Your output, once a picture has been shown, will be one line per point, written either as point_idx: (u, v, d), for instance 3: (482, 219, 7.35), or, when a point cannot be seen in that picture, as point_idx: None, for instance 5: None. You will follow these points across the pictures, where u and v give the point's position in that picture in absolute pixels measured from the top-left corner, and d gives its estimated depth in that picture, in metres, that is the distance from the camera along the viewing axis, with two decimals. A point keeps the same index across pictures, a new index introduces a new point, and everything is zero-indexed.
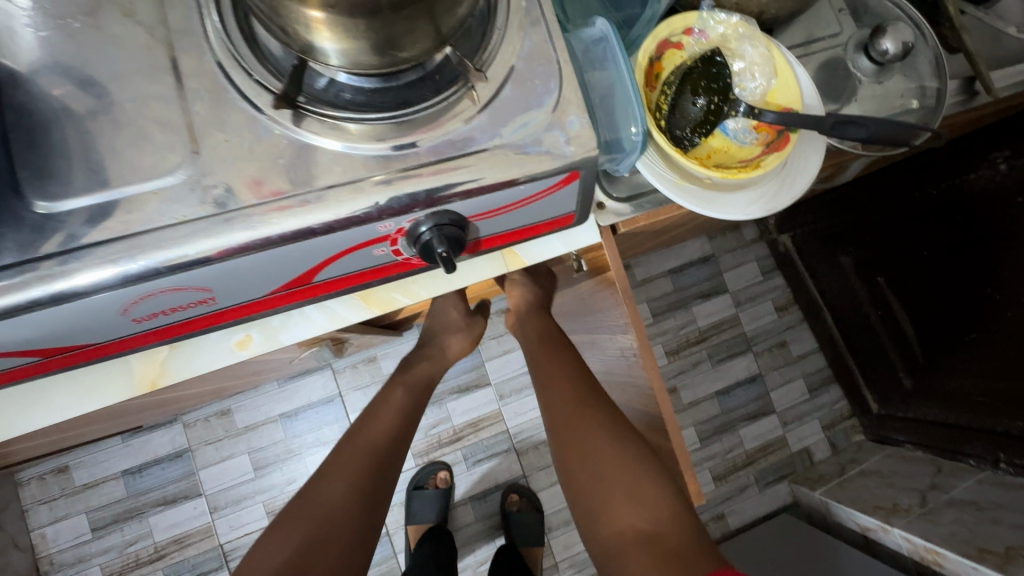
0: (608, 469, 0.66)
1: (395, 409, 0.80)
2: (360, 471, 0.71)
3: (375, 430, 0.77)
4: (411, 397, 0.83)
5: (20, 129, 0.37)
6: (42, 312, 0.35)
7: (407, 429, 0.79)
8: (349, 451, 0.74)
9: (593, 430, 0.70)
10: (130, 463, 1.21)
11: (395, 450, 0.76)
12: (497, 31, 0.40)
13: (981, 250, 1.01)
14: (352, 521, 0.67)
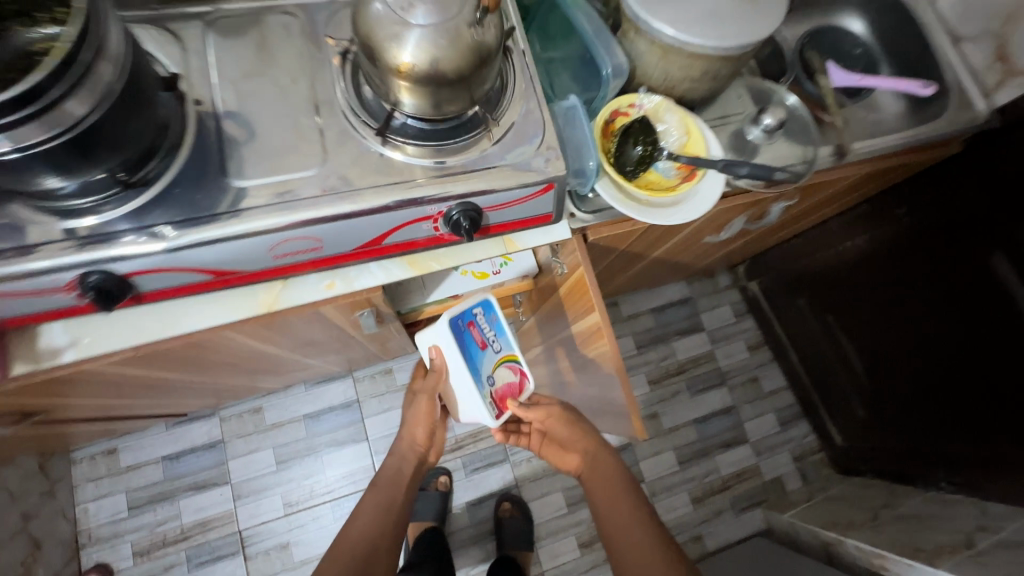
0: (613, 513, 0.80)
1: (378, 502, 0.85)
2: (350, 569, 0.76)
3: (355, 527, 0.82)
4: (389, 490, 0.87)
5: (214, 136, 0.60)
6: (229, 243, 0.55)
7: (388, 520, 0.83)
8: (338, 553, 0.78)
9: (597, 481, 0.84)
10: (170, 450, 1.38)
11: (378, 542, 0.80)
12: (508, 98, 0.64)
13: (908, 301, 1.17)
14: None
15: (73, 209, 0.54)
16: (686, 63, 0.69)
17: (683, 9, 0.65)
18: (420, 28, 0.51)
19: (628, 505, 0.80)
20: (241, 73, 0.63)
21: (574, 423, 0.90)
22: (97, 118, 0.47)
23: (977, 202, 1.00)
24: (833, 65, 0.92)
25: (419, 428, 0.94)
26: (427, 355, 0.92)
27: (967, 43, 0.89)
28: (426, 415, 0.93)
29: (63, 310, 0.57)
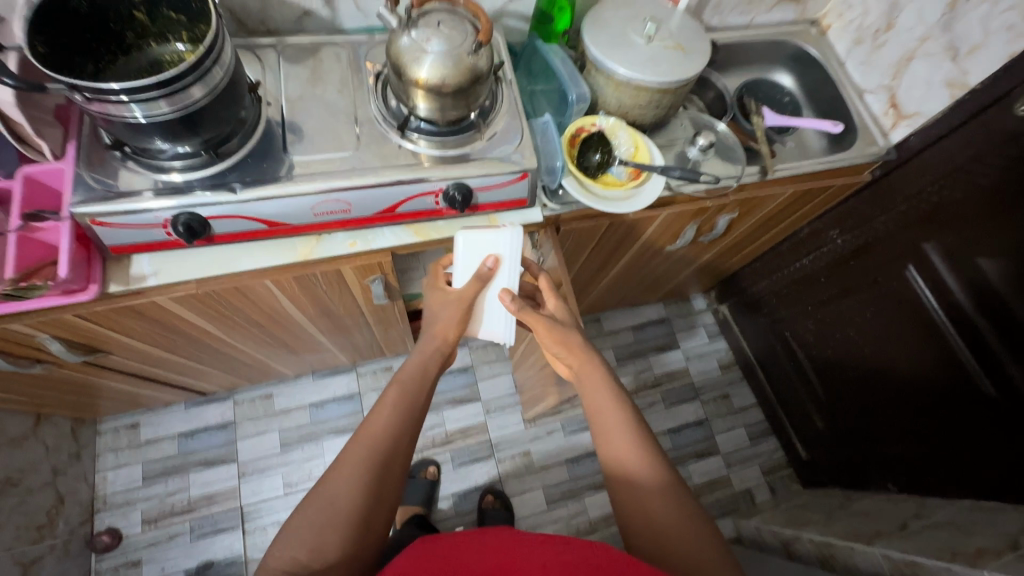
0: (603, 415, 0.75)
1: (387, 405, 0.71)
2: (364, 463, 0.66)
3: (376, 424, 0.69)
4: (411, 392, 0.74)
5: (278, 126, 0.81)
6: (282, 201, 0.75)
7: (405, 423, 0.71)
8: (352, 446, 0.68)
9: (593, 384, 0.78)
10: (186, 427, 1.52)
11: (398, 441, 0.69)
12: (497, 111, 0.86)
13: (852, 311, 1.31)
14: (381, 511, 0.65)
15: (165, 167, 0.73)
16: (634, 94, 0.91)
17: (630, 54, 0.88)
18: (435, 54, 0.73)
19: (619, 413, 0.74)
20: (299, 86, 0.85)
21: (569, 332, 0.79)
22: (204, 104, 0.67)
23: (883, 228, 1.16)
24: (768, 111, 1.16)
25: (447, 333, 0.81)
26: (469, 258, 0.80)
27: (869, 94, 1.11)
28: (456, 324, 0.81)
29: (157, 243, 0.76)
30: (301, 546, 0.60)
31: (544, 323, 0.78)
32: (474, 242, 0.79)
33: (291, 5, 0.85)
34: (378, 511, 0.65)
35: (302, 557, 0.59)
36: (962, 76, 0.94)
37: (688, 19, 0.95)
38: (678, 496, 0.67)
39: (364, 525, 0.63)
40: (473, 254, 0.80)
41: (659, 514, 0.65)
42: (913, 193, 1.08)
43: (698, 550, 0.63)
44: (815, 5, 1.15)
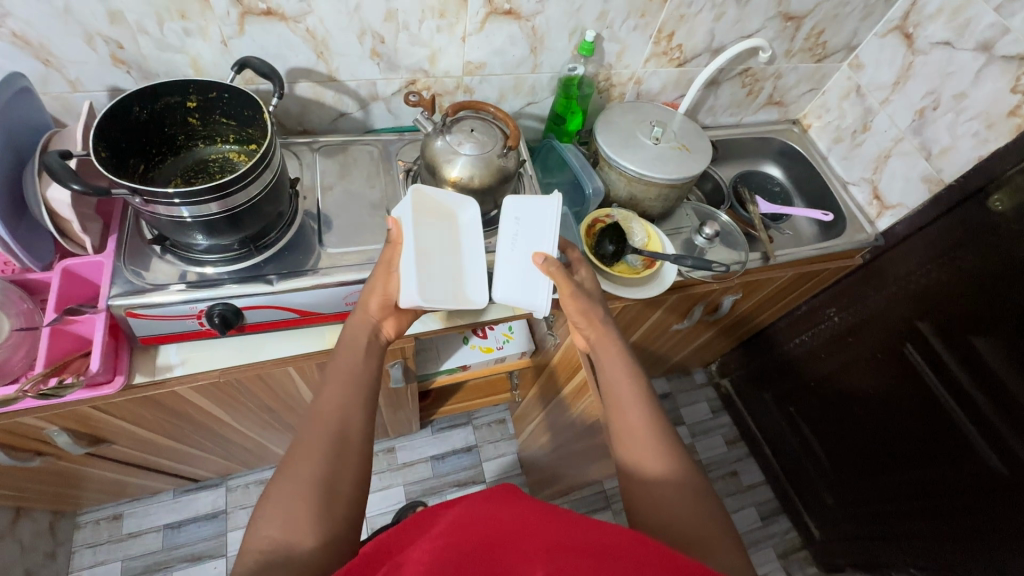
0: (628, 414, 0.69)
1: (345, 380, 0.67)
2: (329, 441, 0.61)
3: (332, 402, 0.64)
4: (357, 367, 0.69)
5: (313, 218, 0.84)
6: (318, 291, 0.77)
7: (362, 398, 0.66)
8: (313, 424, 0.63)
9: (609, 365, 0.74)
10: (173, 518, 1.42)
11: (353, 417, 0.64)
12: None
13: (855, 381, 1.34)
14: (349, 491, 0.59)
15: (201, 260, 0.75)
16: (644, 188, 0.98)
17: (638, 153, 0.96)
18: (466, 156, 0.79)
19: (633, 385, 0.71)
20: (332, 180, 0.89)
21: (590, 303, 0.78)
22: (251, 203, 0.71)
23: (876, 307, 1.23)
24: (761, 200, 1.24)
25: (371, 306, 0.73)
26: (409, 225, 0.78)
27: (853, 185, 1.21)
28: (381, 290, 0.73)
29: (187, 333, 0.76)
30: (274, 525, 0.55)
31: (570, 287, 0.76)
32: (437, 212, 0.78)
33: (328, 108, 0.91)
34: (344, 488, 0.59)
35: (278, 536, 0.54)
36: (937, 173, 1.04)
37: (687, 122, 1.05)
38: (682, 470, 0.64)
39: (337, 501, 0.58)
40: (519, 220, 0.82)
41: (661, 488, 0.63)
42: (902, 277, 1.15)
43: (699, 523, 0.60)
44: (796, 107, 1.28)
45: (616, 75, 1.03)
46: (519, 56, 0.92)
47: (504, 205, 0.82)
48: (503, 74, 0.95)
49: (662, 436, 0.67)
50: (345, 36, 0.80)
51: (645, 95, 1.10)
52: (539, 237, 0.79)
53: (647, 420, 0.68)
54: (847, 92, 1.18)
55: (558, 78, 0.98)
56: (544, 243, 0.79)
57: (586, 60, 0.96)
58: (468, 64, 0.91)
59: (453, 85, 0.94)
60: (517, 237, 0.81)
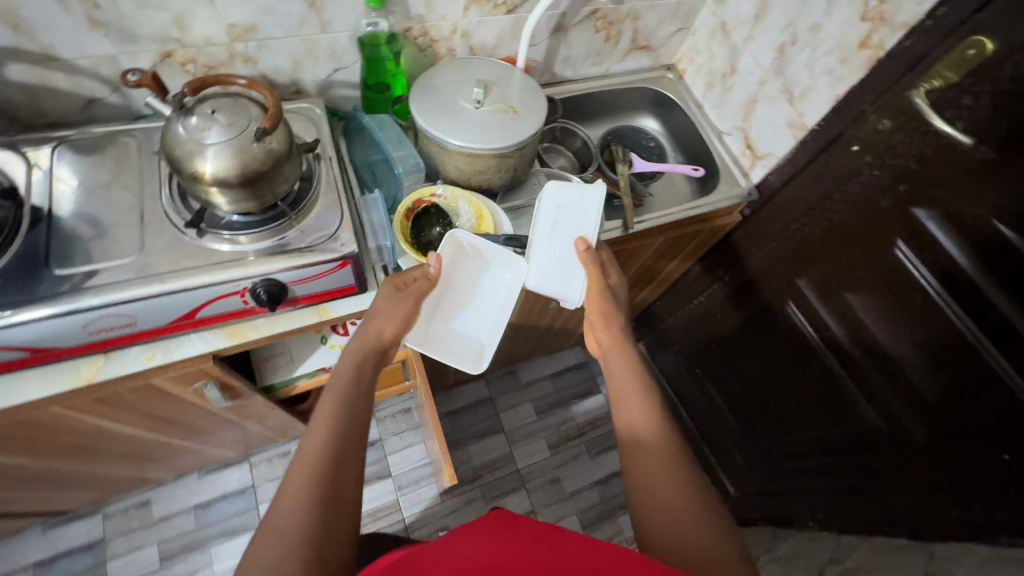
0: (633, 424, 0.65)
1: (333, 413, 0.63)
2: (318, 470, 0.57)
3: (314, 435, 0.60)
4: (348, 396, 0.65)
5: (46, 232, 0.70)
6: (44, 322, 0.64)
7: (352, 426, 0.62)
8: (298, 463, 0.58)
9: (614, 360, 0.73)
10: (44, 554, 1.32)
11: (348, 452, 0.60)
12: (314, 193, 0.79)
13: (749, 341, 1.28)
14: (343, 542, 0.55)
15: None
16: (470, 161, 0.85)
17: (457, 122, 0.83)
18: (214, 146, 0.65)
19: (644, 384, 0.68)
20: (81, 181, 0.75)
21: (610, 309, 0.77)
22: None
23: (761, 264, 1.15)
24: (635, 157, 1.13)
25: (385, 332, 0.73)
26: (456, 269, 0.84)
27: (727, 135, 1.11)
28: (396, 319, 0.74)
29: None
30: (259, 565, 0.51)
31: (598, 285, 0.77)
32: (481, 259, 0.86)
33: (68, 95, 0.76)
34: (340, 535, 0.55)
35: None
36: (801, 117, 0.94)
37: (526, 79, 0.91)
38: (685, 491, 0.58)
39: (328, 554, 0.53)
40: (558, 207, 0.83)
41: (661, 486, 0.58)
42: (780, 231, 1.07)
43: (683, 506, 0.57)
44: (667, 51, 1.16)
45: (434, 29, 0.89)
46: (296, 14, 0.77)
47: (545, 189, 0.83)
48: (285, 37, 0.80)
49: (650, 411, 0.65)
50: (41, 2, 0.64)
51: (480, 50, 0.96)
52: (579, 226, 0.82)
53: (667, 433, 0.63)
54: (714, 31, 1.07)
55: (358, 38, 0.84)
56: (586, 231, 0.82)
57: (386, 13, 0.82)
58: (233, 28, 0.76)
59: (225, 55, 0.79)
60: (556, 224, 0.83)
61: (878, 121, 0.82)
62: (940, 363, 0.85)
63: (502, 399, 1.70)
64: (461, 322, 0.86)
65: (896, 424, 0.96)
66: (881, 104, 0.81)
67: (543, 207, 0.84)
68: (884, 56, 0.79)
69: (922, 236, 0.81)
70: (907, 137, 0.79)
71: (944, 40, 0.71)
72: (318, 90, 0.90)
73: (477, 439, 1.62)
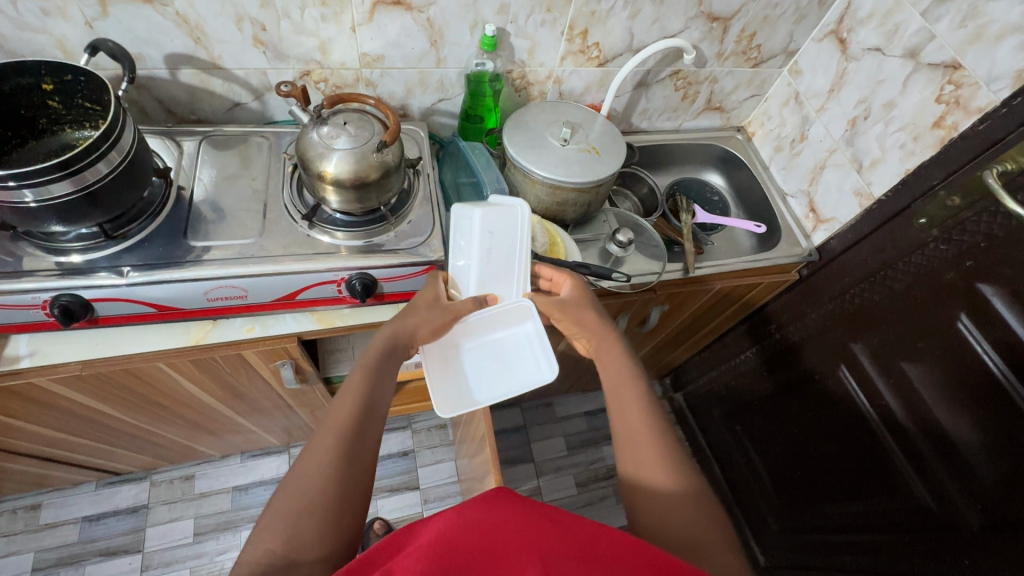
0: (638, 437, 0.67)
1: (355, 390, 0.69)
2: (334, 462, 0.61)
3: (332, 431, 0.64)
4: (373, 378, 0.71)
5: (186, 209, 0.81)
6: (175, 285, 0.74)
7: (367, 427, 0.66)
8: (324, 429, 0.65)
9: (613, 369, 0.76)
10: (93, 511, 1.40)
11: (366, 427, 0.66)
12: (411, 204, 0.88)
13: (795, 404, 1.27)
14: (355, 504, 0.60)
15: (65, 248, 0.74)
16: (550, 191, 0.93)
17: (544, 156, 0.91)
18: (340, 152, 0.75)
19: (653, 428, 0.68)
20: (219, 171, 0.87)
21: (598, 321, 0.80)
22: (103, 181, 0.69)
23: (815, 326, 1.16)
24: (698, 209, 1.19)
25: (418, 333, 0.78)
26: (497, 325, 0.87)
27: (791, 197, 1.16)
28: (428, 325, 0.78)
29: (35, 323, 0.74)
30: (275, 538, 0.54)
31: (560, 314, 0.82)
32: (532, 342, 0.87)
33: (220, 98, 0.89)
34: (351, 497, 0.60)
35: (279, 548, 0.53)
36: (868, 186, 0.99)
37: (609, 125, 1.00)
38: (697, 503, 0.61)
39: (339, 511, 0.58)
40: (491, 233, 0.82)
41: (671, 500, 0.61)
42: (838, 296, 1.09)
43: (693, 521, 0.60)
44: (739, 114, 1.23)
45: (532, 74, 0.99)
46: (419, 50, 0.88)
47: (476, 218, 0.81)
48: (405, 67, 0.91)
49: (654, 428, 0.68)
50: (221, 21, 0.77)
51: (568, 95, 1.06)
52: (509, 252, 0.83)
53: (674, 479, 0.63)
54: (787, 99, 1.13)
55: (466, 75, 0.94)
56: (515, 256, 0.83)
57: (494, 56, 0.93)
58: (364, 56, 0.87)
59: (353, 77, 0.90)
60: (490, 251, 0.82)
61: (947, 198, 0.85)
62: (996, 446, 0.83)
63: (535, 429, 1.72)
64: (474, 376, 0.87)
65: (950, 507, 0.93)
66: (951, 182, 0.84)
67: (474, 233, 0.82)
68: (957, 137, 0.83)
69: (990, 317, 0.81)
70: (977, 215, 0.81)
71: (1018, 128, 0.75)
72: (421, 115, 1.01)
73: (507, 465, 1.64)
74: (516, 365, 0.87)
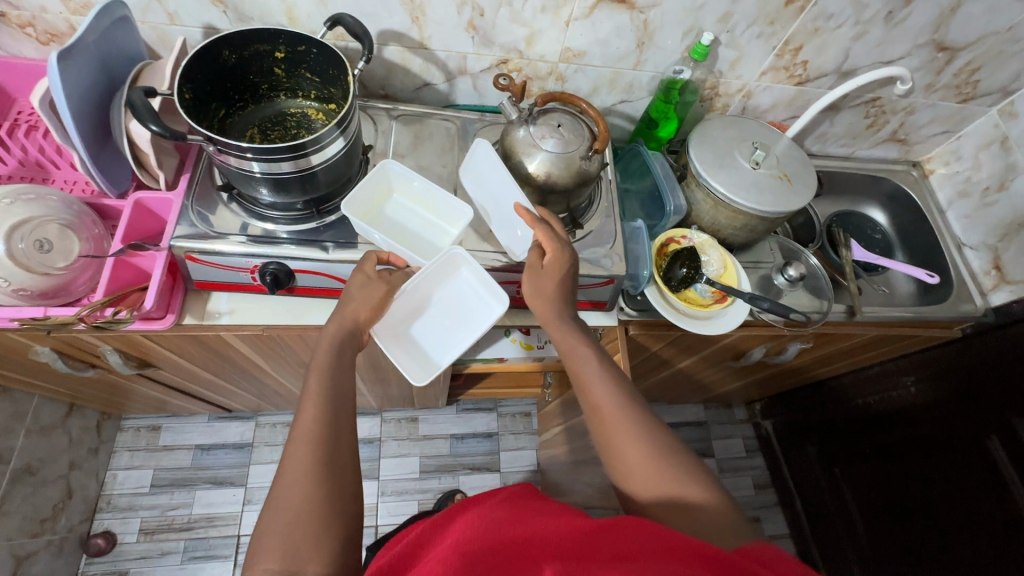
0: (607, 426, 0.63)
1: (315, 391, 0.63)
2: (316, 459, 0.58)
3: (302, 431, 0.60)
4: (329, 374, 0.65)
5: None
6: (373, 267, 0.75)
7: (341, 421, 0.62)
8: (294, 439, 0.59)
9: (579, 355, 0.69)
10: (204, 440, 1.50)
11: (340, 422, 0.62)
12: (591, 212, 0.85)
13: (919, 460, 1.19)
14: (347, 504, 0.57)
15: (268, 215, 0.75)
16: (731, 214, 0.88)
17: (735, 177, 0.87)
18: (548, 154, 0.73)
19: (624, 419, 0.63)
20: (405, 150, 0.86)
21: (562, 298, 0.72)
22: (322, 167, 0.70)
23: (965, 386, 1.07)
24: (857, 245, 1.12)
25: (360, 316, 0.69)
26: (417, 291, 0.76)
27: (970, 249, 1.08)
28: (370, 304, 0.70)
29: (238, 286, 0.77)
30: (272, 557, 0.51)
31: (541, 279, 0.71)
32: (474, 283, 0.78)
33: (414, 76, 0.88)
34: (344, 487, 0.58)
35: (278, 569, 0.51)
36: None
37: (796, 148, 0.93)
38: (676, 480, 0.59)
39: (332, 512, 0.55)
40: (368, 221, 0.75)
41: (652, 486, 0.59)
42: (1000, 361, 1.01)
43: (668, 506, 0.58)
44: (921, 148, 1.13)
45: (725, 85, 0.93)
46: (623, 50, 0.84)
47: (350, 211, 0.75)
48: (601, 66, 0.87)
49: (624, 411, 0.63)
50: (444, 4, 0.75)
51: (751, 111, 1.00)
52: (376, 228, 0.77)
53: (656, 483, 0.59)
54: (989, 142, 1.03)
55: (660, 79, 0.90)
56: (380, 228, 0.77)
57: (695, 64, 0.88)
58: (566, 51, 0.84)
59: (546, 70, 0.88)
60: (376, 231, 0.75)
61: None
62: None
63: None
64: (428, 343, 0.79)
65: None
66: None
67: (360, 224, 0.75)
68: None
69: None
70: None
71: None
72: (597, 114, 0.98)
73: None
74: (468, 312, 0.78)
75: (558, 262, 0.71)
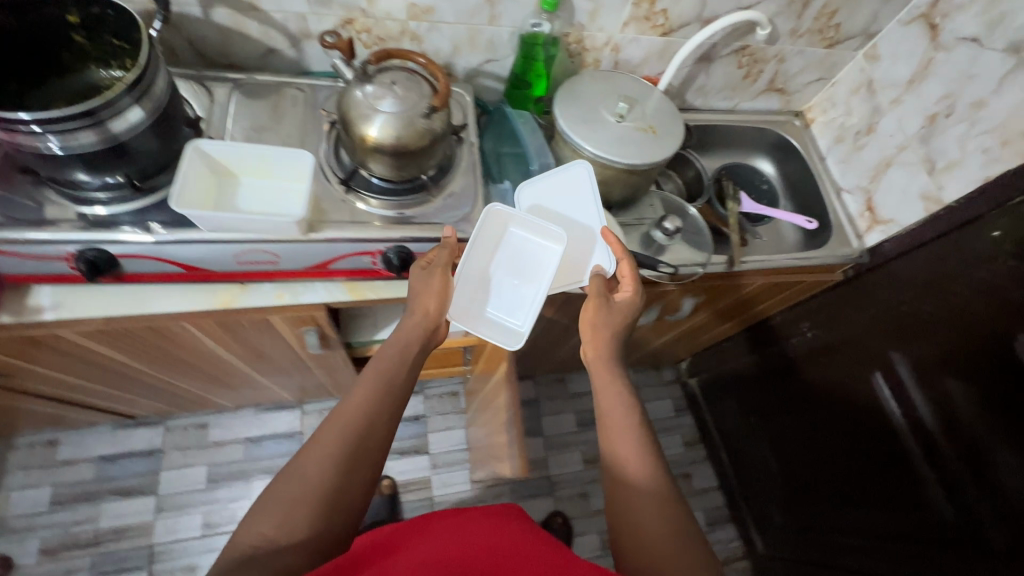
0: (612, 428, 0.65)
1: (375, 381, 0.65)
2: (340, 444, 0.58)
3: (345, 411, 0.61)
4: (383, 372, 0.66)
5: None
6: (204, 245, 0.70)
7: (385, 411, 0.63)
8: (335, 419, 0.61)
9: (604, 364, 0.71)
10: (108, 451, 1.42)
11: (380, 416, 0.63)
12: (452, 176, 0.82)
13: (823, 406, 1.23)
14: (354, 503, 0.57)
15: (89, 198, 0.69)
16: (599, 170, 0.87)
17: (599, 132, 0.85)
18: (384, 114, 0.69)
19: (627, 420, 0.65)
20: (249, 122, 0.81)
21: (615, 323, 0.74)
22: (132, 137, 0.64)
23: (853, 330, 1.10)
24: (744, 196, 1.13)
25: (428, 307, 0.71)
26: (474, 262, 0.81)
27: (847, 193, 1.10)
28: (433, 292, 0.72)
29: (59, 276, 0.71)
30: (267, 522, 0.53)
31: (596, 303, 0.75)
32: (523, 235, 0.83)
33: (254, 42, 0.82)
34: (358, 481, 0.58)
35: (268, 534, 0.53)
36: (938, 191, 0.93)
37: (665, 100, 0.92)
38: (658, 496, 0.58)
39: (333, 500, 0.55)
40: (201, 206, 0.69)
41: (637, 495, 0.59)
42: (883, 304, 1.03)
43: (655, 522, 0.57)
44: (800, 97, 1.14)
45: (589, 39, 0.91)
46: (472, 4, 0.81)
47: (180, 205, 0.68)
48: (455, 23, 0.84)
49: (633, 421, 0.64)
50: None
51: (624, 66, 0.98)
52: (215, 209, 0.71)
53: (638, 484, 0.60)
54: (858, 87, 1.05)
55: (519, 35, 0.87)
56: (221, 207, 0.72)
57: (552, 16, 0.85)
58: (413, 7, 0.80)
59: (397, 29, 0.83)
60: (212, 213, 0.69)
61: None
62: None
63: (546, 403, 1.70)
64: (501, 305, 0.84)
65: (976, 524, 0.91)
66: None
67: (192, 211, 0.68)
68: None
69: None
70: None
71: None
72: (466, 76, 0.94)
73: None
74: (534, 267, 0.84)
75: (626, 304, 0.75)
